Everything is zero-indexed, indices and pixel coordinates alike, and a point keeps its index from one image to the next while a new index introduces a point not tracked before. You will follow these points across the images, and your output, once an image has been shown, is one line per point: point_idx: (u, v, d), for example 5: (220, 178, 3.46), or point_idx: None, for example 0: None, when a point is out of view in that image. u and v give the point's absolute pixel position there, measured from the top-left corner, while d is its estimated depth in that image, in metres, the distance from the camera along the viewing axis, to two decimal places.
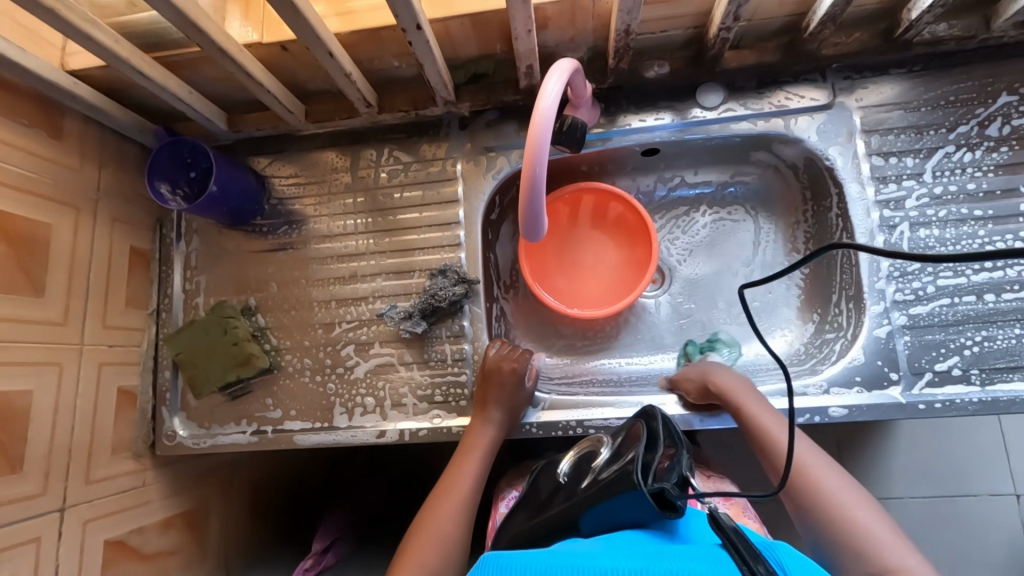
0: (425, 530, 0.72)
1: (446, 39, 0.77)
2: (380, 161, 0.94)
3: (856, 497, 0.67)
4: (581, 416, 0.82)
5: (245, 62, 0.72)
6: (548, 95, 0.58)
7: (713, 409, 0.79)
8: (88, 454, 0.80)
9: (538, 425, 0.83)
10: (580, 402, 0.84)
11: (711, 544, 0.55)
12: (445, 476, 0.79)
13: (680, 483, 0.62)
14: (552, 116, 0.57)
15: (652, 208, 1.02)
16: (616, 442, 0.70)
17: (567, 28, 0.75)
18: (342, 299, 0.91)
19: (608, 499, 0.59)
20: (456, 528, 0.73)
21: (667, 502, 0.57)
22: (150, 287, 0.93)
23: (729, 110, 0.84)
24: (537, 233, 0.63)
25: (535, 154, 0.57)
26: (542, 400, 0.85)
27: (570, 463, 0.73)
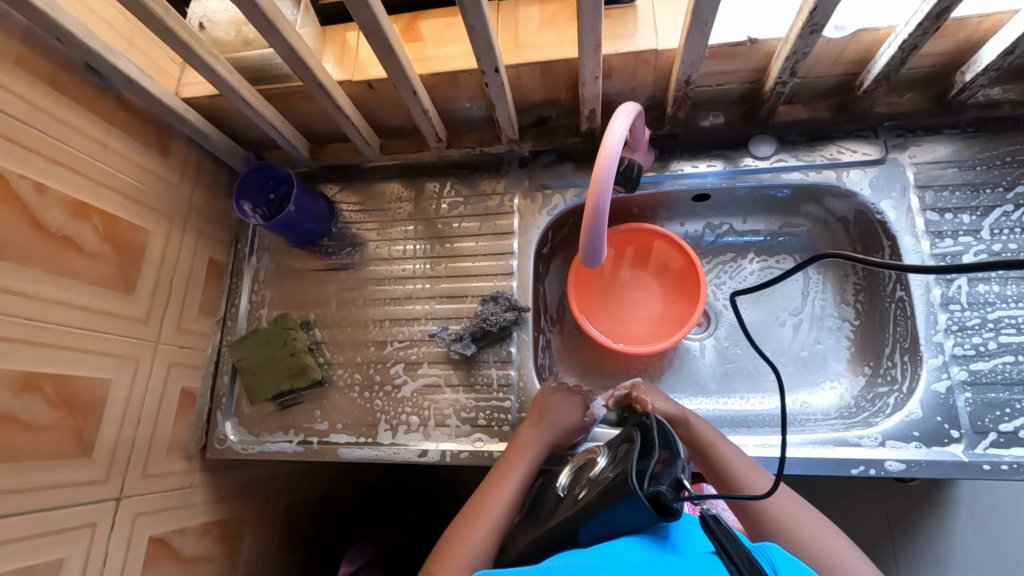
0: (461, 539, 0.71)
1: (516, 84, 0.84)
2: (442, 193, 1.00)
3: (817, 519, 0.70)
4: None
5: (337, 96, 0.80)
6: (613, 136, 0.62)
7: (764, 453, 0.78)
8: (148, 449, 0.84)
9: None
10: None
11: (703, 552, 0.58)
12: (488, 478, 0.78)
13: (674, 484, 0.60)
14: (616, 154, 0.62)
15: (700, 253, 1.04)
16: (613, 449, 0.70)
17: (629, 78, 0.81)
18: (396, 319, 0.95)
19: (605, 509, 0.60)
20: (494, 530, 0.72)
21: (664, 506, 0.57)
22: (220, 297, 1.00)
23: (781, 161, 0.88)
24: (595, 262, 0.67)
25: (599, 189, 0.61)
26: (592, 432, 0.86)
27: (570, 479, 0.75)
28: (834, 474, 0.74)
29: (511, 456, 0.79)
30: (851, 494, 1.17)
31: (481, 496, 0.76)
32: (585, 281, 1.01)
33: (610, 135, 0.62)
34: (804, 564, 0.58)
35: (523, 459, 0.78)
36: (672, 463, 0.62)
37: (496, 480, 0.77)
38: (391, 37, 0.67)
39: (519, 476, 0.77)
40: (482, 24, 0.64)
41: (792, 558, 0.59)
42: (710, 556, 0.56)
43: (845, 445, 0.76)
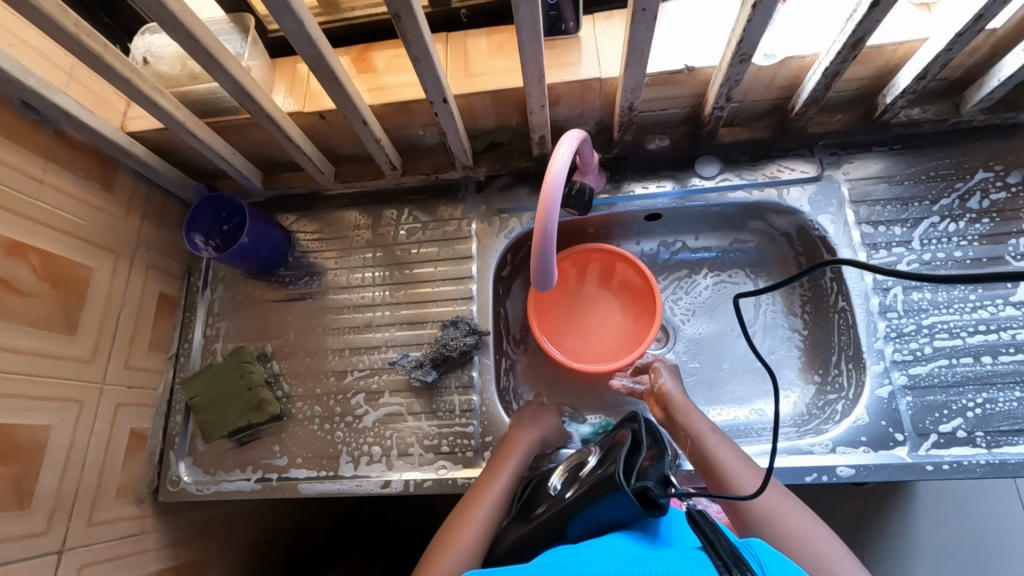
0: (458, 532, 0.71)
1: (467, 112, 0.86)
2: (400, 220, 1.00)
3: (814, 524, 0.68)
4: None
5: (287, 127, 0.80)
6: (558, 160, 0.64)
7: None
8: (94, 496, 0.80)
9: None
10: None
11: (691, 547, 0.57)
12: (480, 476, 0.79)
13: (661, 481, 0.64)
14: (562, 175, 0.63)
15: (656, 271, 1.07)
16: (603, 448, 0.72)
17: (577, 105, 0.84)
18: (356, 348, 0.94)
19: (595, 503, 0.60)
20: (490, 522, 0.73)
21: (650, 501, 0.59)
22: (172, 333, 0.97)
23: (726, 180, 0.91)
24: (547, 285, 0.68)
25: (548, 211, 0.63)
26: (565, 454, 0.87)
27: (562, 477, 0.74)
28: (789, 483, 0.76)
29: (505, 451, 0.81)
30: (816, 500, 1.19)
31: (475, 491, 0.76)
32: (547, 303, 1.03)
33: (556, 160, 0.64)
34: (795, 564, 0.55)
35: (514, 454, 0.80)
36: (658, 460, 0.66)
37: (490, 475, 0.78)
38: (338, 70, 0.68)
39: (512, 470, 0.78)
40: (427, 57, 0.65)
41: (783, 556, 0.57)
42: (698, 553, 0.55)
43: (798, 454, 0.78)
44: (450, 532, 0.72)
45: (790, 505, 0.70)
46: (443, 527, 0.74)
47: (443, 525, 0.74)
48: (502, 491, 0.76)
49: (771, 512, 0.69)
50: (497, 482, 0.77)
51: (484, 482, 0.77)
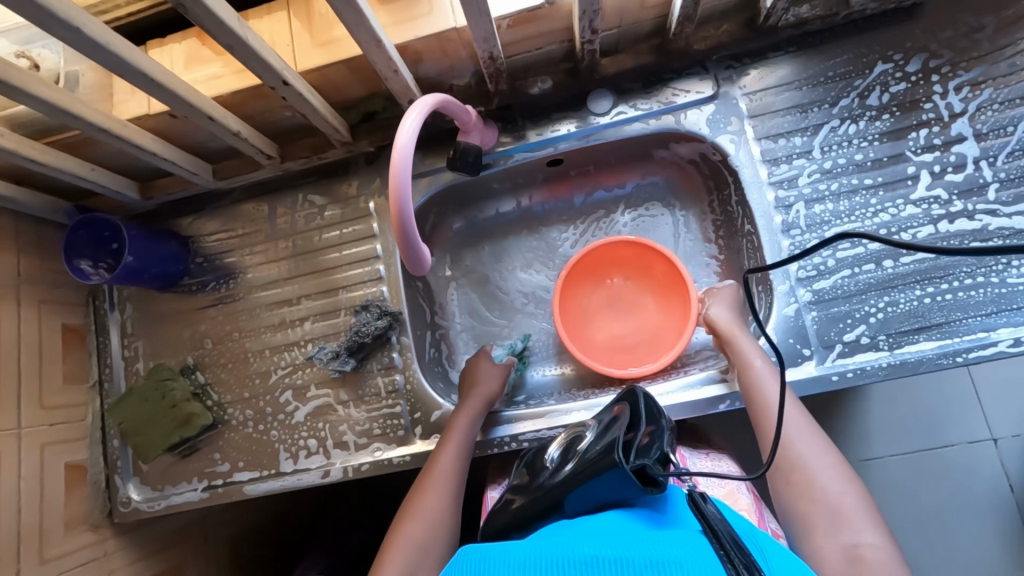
0: (418, 504, 0.73)
1: (328, 86, 0.79)
2: (296, 207, 0.96)
3: (843, 478, 0.67)
4: (552, 423, 0.83)
5: (132, 135, 0.74)
6: (404, 134, 0.60)
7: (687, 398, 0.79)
8: (40, 535, 0.82)
9: (513, 437, 0.83)
10: (549, 410, 0.85)
11: (695, 531, 0.56)
12: (435, 451, 0.79)
13: (662, 457, 0.62)
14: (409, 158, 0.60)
15: (573, 216, 1.04)
16: (600, 423, 0.70)
17: (442, 59, 0.78)
18: (275, 347, 0.93)
19: (592, 479, 0.60)
20: (446, 494, 0.75)
21: (649, 478, 0.59)
22: (88, 360, 0.95)
23: (620, 114, 0.87)
24: (422, 268, 0.65)
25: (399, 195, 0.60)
26: (513, 414, 0.86)
27: (559, 449, 0.72)
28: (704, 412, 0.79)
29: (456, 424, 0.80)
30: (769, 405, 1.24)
31: (430, 470, 0.77)
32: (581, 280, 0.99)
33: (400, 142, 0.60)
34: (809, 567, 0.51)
35: (462, 423, 0.80)
36: (657, 437, 0.65)
37: (445, 451, 0.78)
38: (150, 71, 0.61)
39: (465, 441, 0.79)
40: (241, 42, 0.59)
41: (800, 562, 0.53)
42: (700, 538, 0.53)
43: (713, 383, 0.80)
44: (410, 508, 0.74)
45: (823, 463, 0.68)
46: (405, 502, 0.76)
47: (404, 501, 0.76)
48: (456, 464, 0.77)
49: (800, 462, 0.68)
50: (452, 456, 0.77)
51: (441, 457, 0.78)
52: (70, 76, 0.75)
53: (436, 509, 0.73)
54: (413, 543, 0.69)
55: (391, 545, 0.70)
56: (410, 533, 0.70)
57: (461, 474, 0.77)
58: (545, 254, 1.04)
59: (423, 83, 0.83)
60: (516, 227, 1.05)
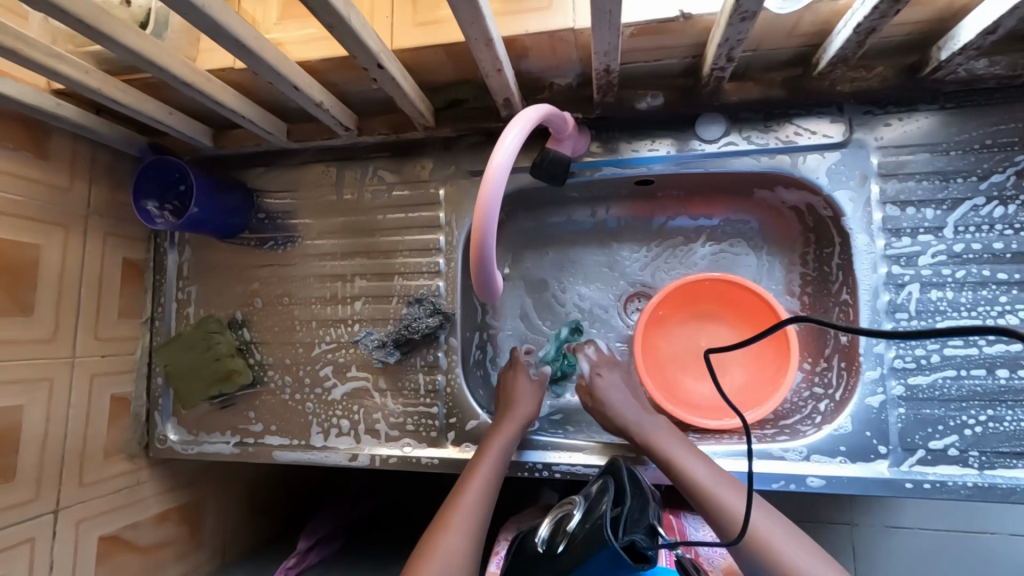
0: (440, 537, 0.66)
1: (422, 67, 0.73)
2: (365, 180, 0.92)
3: (813, 556, 0.62)
4: (580, 460, 0.81)
5: (213, 91, 0.70)
6: (504, 148, 0.57)
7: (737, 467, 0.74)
8: (82, 460, 0.85)
9: (539, 465, 0.81)
10: (578, 446, 0.82)
11: None
12: (455, 490, 0.72)
13: (650, 530, 0.62)
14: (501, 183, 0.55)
15: (648, 238, 0.97)
16: (585, 499, 0.67)
17: (550, 57, 0.70)
18: (323, 320, 0.91)
19: (588, 562, 0.57)
20: (467, 540, 0.66)
21: (639, 555, 0.57)
22: (143, 296, 0.96)
23: (730, 144, 0.78)
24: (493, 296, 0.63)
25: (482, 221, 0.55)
26: (542, 441, 0.83)
27: (549, 530, 0.67)
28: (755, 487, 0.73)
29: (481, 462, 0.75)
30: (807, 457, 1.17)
31: (450, 509, 0.69)
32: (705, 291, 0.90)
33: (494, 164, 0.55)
34: None
35: (490, 456, 0.76)
36: (644, 508, 0.64)
37: (469, 490, 0.71)
38: (243, 37, 0.57)
39: (491, 487, 0.72)
40: (342, 23, 0.53)
41: None
42: None
43: (768, 459, 0.74)
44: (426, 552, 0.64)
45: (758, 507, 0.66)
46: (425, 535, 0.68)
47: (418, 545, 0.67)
48: (480, 507, 0.70)
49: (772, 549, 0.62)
50: (479, 501, 0.70)
51: (464, 497, 0.71)
52: (160, 18, 0.70)
53: (452, 563, 0.63)
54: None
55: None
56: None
57: (485, 521, 0.69)
58: (611, 271, 0.98)
59: (522, 78, 0.75)
60: (585, 237, 0.99)
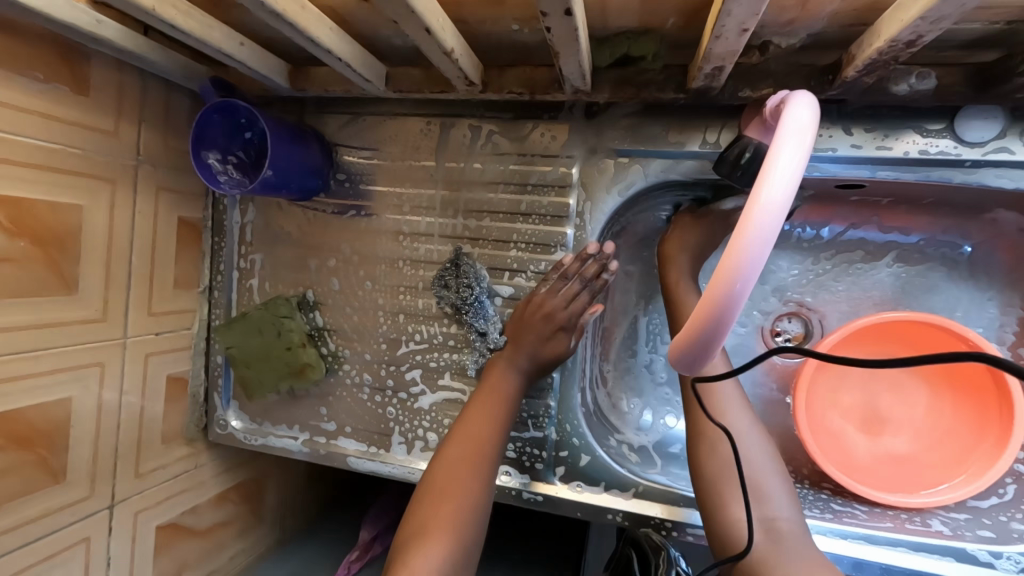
0: (439, 512, 0.59)
1: (595, 6, 0.51)
2: (475, 146, 0.73)
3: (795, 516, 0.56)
4: (679, 517, 0.68)
5: (307, 24, 0.50)
6: (776, 179, 0.36)
7: (929, 567, 0.60)
8: (138, 449, 0.75)
9: (624, 515, 0.70)
10: (680, 498, 0.69)
11: None
12: (462, 416, 0.67)
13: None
14: (766, 247, 0.35)
15: (817, 247, 0.76)
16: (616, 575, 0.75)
17: (792, 8, 0.48)
18: (411, 315, 0.76)
19: None
20: (480, 472, 0.63)
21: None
22: (202, 263, 0.82)
23: (1001, 151, 0.56)
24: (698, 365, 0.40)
25: (719, 309, 0.37)
26: (633, 485, 0.70)
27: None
28: None
29: (492, 391, 0.68)
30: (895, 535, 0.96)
31: (451, 455, 0.64)
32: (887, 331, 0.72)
33: (759, 213, 0.35)
34: None
35: (483, 413, 0.66)
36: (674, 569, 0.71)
37: (474, 417, 0.66)
38: None
39: (500, 409, 0.67)
40: None
41: None
42: None
43: (969, 562, 0.60)
44: (443, 490, 0.61)
45: (766, 463, 0.58)
46: (414, 505, 0.61)
47: (423, 481, 0.63)
48: (490, 437, 0.65)
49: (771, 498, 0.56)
50: (483, 427, 0.66)
51: (467, 422, 0.66)
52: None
53: (467, 513, 0.59)
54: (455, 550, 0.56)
55: (428, 539, 0.56)
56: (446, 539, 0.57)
57: (487, 460, 0.64)
58: (759, 284, 0.78)
59: None
60: None
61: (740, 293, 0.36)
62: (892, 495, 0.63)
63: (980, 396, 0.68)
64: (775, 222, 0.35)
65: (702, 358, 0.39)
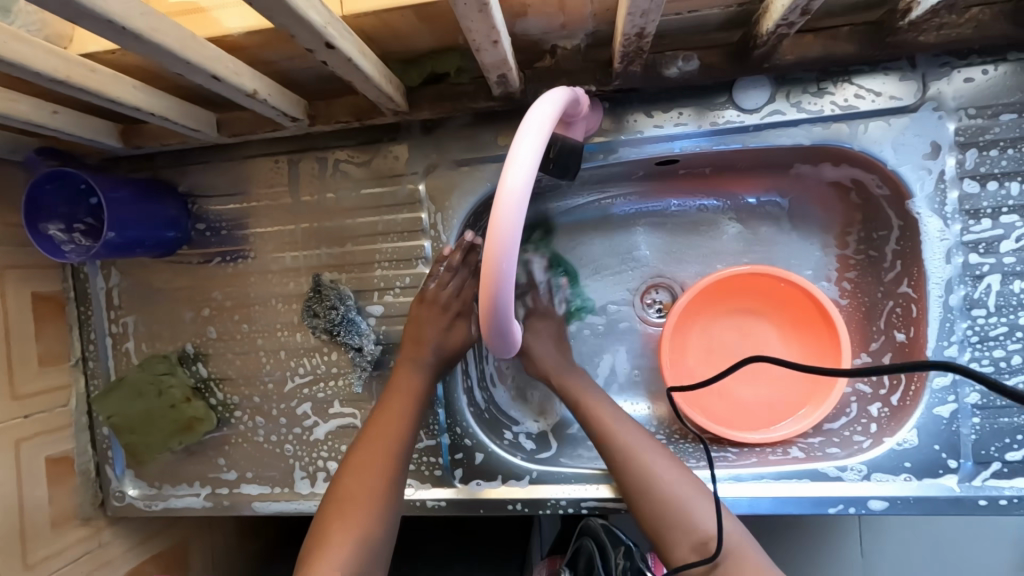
0: (343, 521, 0.60)
1: (384, 33, 0.54)
2: (325, 177, 0.75)
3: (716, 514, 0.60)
4: (574, 493, 0.72)
5: (101, 87, 0.51)
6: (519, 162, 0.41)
7: (789, 492, 0.65)
8: (23, 540, 0.71)
9: (524, 503, 0.72)
10: (571, 475, 0.73)
11: None
12: (373, 416, 0.68)
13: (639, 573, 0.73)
14: (518, 229, 0.41)
15: (665, 221, 0.82)
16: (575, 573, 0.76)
17: (555, 14, 0.53)
18: (292, 350, 0.77)
19: None
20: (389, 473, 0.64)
21: None
22: (70, 335, 0.80)
23: (775, 114, 0.63)
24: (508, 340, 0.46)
25: (496, 293, 0.42)
26: (528, 472, 0.73)
27: None
28: (808, 512, 0.65)
29: (395, 393, 0.69)
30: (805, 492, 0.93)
31: (357, 467, 0.64)
32: (740, 286, 0.79)
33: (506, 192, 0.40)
34: None
35: (395, 418, 0.67)
36: (632, 559, 0.74)
37: (382, 421, 0.67)
38: (119, 17, 0.38)
39: (415, 409, 0.68)
40: None
41: None
42: None
43: (823, 479, 0.66)
44: (342, 505, 0.62)
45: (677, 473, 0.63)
46: (317, 519, 0.62)
47: (333, 484, 0.65)
48: (400, 438, 0.67)
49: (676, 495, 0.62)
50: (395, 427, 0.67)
51: (376, 426, 0.67)
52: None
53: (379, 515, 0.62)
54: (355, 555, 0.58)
55: (328, 550, 0.58)
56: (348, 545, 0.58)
57: (398, 464, 0.66)
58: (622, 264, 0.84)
59: (515, 42, 0.58)
60: (591, 226, 0.84)
61: (508, 265, 0.41)
62: (755, 434, 0.71)
63: (814, 330, 0.75)
64: (521, 204, 0.41)
65: (506, 331, 0.45)
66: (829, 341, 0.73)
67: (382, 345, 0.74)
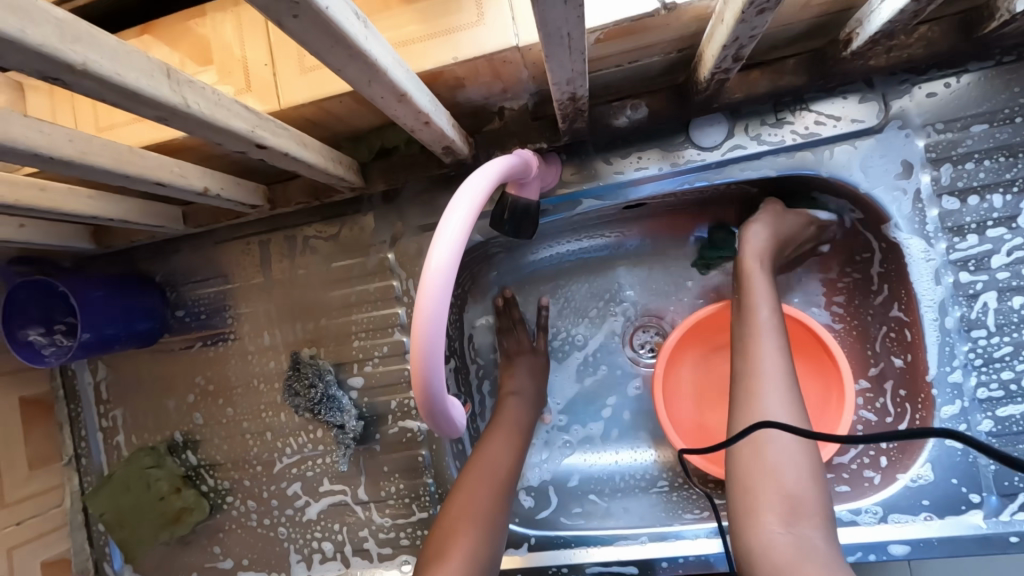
0: (459, 528, 0.59)
1: (327, 118, 0.55)
2: (295, 254, 0.75)
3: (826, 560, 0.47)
4: (573, 559, 0.68)
5: (54, 202, 0.52)
6: (443, 239, 0.40)
7: None
8: None
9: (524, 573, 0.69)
10: (570, 539, 0.69)
11: None
12: (479, 447, 0.67)
13: None
14: (440, 311, 0.39)
15: (646, 258, 0.80)
16: None
17: (492, 81, 0.53)
18: (278, 430, 0.76)
19: None
20: (498, 493, 0.63)
21: None
22: (60, 434, 0.80)
23: (736, 148, 0.61)
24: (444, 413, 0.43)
25: (425, 375, 0.40)
26: (526, 538, 0.70)
27: None
28: None
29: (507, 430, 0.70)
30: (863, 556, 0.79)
31: (465, 484, 0.63)
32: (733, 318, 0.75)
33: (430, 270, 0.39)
34: None
35: (502, 440, 0.68)
36: None
37: (494, 443, 0.67)
38: (45, 149, 0.39)
39: (517, 440, 0.69)
40: (178, 112, 0.36)
41: None
42: None
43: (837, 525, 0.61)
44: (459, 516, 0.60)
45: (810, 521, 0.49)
46: (433, 536, 0.60)
47: (445, 502, 0.63)
48: (507, 462, 0.66)
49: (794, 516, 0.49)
50: (501, 455, 0.66)
51: (487, 450, 0.67)
52: None
53: (494, 507, 0.61)
54: (475, 557, 0.57)
55: (447, 554, 0.56)
56: (471, 539, 0.58)
57: (508, 477, 0.65)
58: (607, 305, 0.81)
59: (461, 110, 0.58)
60: (570, 273, 0.82)
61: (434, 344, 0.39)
62: None
63: (817, 358, 0.71)
64: (446, 282, 0.39)
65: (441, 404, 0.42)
66: (833, 372, 0.69)
67: (362, 420, 0.72)
